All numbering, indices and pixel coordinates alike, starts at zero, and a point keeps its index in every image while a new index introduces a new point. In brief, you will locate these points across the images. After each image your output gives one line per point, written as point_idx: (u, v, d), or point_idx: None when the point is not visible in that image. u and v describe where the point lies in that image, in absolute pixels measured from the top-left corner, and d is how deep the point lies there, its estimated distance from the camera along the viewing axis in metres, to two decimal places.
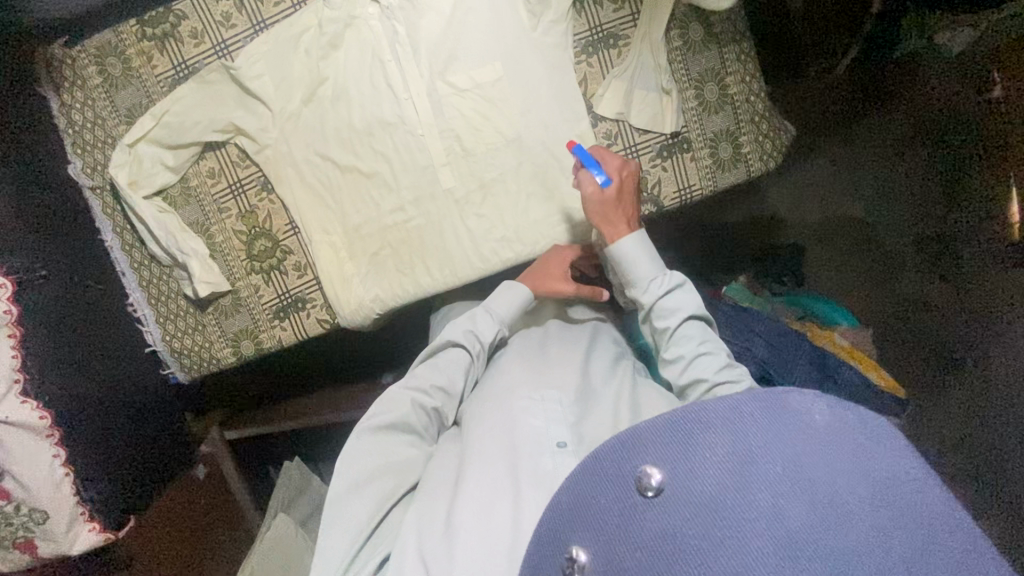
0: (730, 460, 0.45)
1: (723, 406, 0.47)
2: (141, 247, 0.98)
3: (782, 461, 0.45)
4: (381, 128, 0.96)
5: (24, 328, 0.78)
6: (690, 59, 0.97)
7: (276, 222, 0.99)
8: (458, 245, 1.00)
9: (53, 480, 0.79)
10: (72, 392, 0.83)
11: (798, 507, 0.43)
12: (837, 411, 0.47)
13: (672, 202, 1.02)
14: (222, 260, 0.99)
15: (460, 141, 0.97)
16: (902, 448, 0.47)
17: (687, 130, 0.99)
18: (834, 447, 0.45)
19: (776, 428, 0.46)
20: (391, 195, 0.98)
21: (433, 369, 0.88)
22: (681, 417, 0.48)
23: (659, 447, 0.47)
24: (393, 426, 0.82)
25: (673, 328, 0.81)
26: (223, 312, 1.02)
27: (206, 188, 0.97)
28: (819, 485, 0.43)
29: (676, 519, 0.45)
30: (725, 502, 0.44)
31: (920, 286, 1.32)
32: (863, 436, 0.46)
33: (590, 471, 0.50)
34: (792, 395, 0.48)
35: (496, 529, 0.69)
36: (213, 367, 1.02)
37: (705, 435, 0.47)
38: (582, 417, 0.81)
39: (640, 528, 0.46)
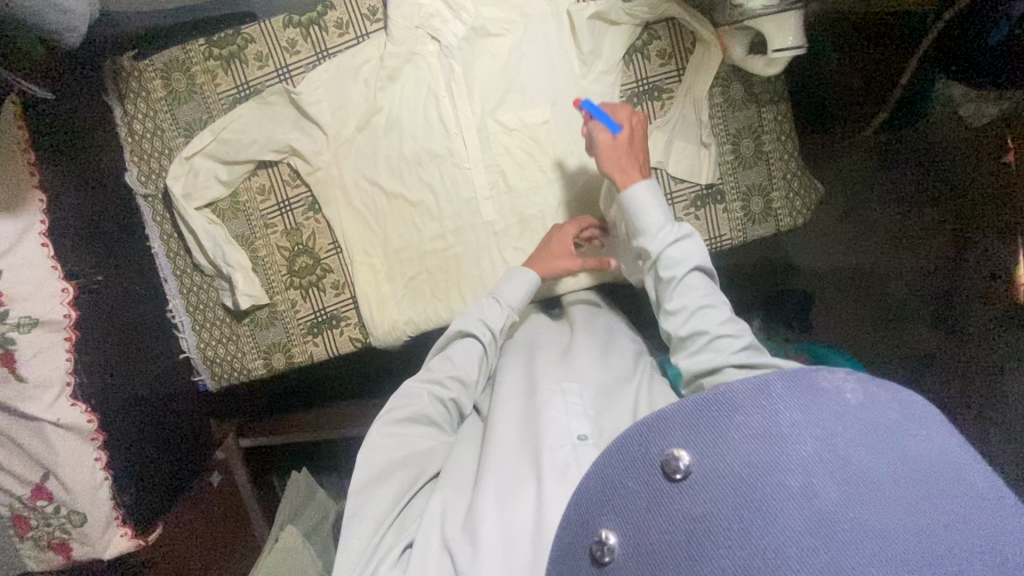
0: (758, 437, 0.48)
1: (750, 387, 0.51)
2: (185, 255, 1.00)
3: (813, 437, 0.47)
4: (430, 159, 0.99)
5: (78, 332, 0.80)
6: (729, 115, 1.01)
7: (319, 241, 1.02)
8: (494, 275, 1.03)
9: (93, 483, 0.81)
10: (113, 396, 0.85)
11: (831, 481, 0.44)
12: (872, 390, 0.50)
13: (702, 250, 1.05)
14: (263, 273, 1.02)
15: (504, 177, 1.01)
16: (939, 423, 0.49)
17: (721, 183, 1.03)
18: (866, 424, 0.47)
19: (808, 406, 0.49)
20: (433, 223, 1.01)
21: (448, 361, 0.90)
22: (708, 400, 0.51)
23: (685, 428, 0.51)
24: (413, 419, 0.86)
25: (679, 277, 0.79)
26: (258, 324, 1.04)
27: (254, 204, 1.00)
28: (851, 460, 0.45)
29: (705, 496, 0.48)
30: (754, 476, 0.47)
31: (924, 338, 1.38)
32: (897, 415, 0.48)
33: (620, 457, 0.53)
34: (824, 375, 0.50)
35: (521, 514, 0.75)
36: (243, 377, 1.04)
37: (734, 417, 0.50)
38: (601, 412, 0.85)
39: (670, 504, 0.49)
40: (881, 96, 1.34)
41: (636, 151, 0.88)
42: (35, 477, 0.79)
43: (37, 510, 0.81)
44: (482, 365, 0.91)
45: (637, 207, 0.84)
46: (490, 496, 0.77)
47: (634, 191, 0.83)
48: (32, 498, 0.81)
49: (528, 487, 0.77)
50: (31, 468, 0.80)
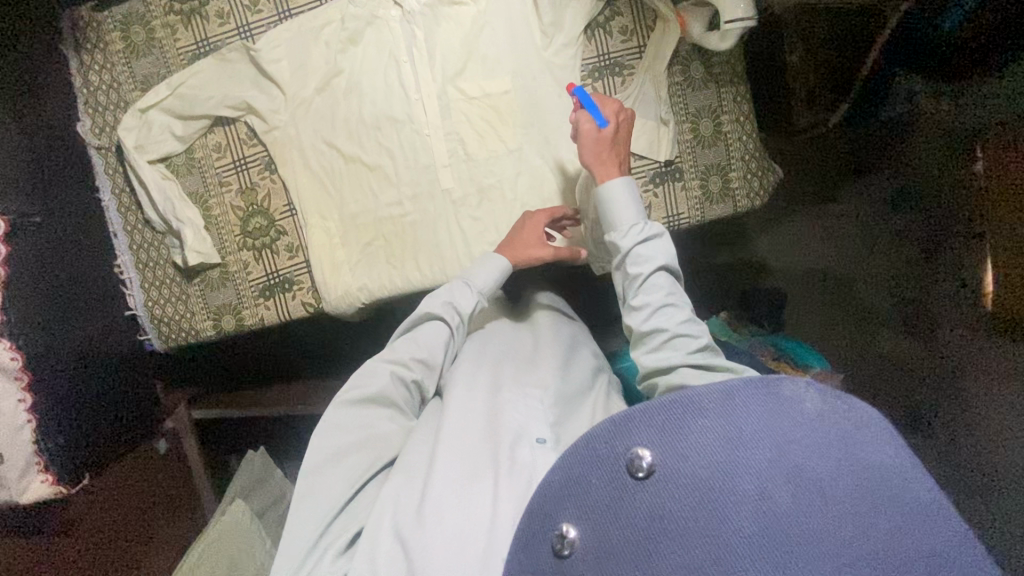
0: (720, 442, 0.53)
1: (716, 394, 0.55)
2: (137, 211, 0.99)
3: (769, 445, 0.51)
4: (390, 125, 0.99)
5: (9, 268, 0.80)
6: (689, 94, 1.03)
7: (275, 202, 1.01)
8: (450, 244, 1.03)
9: (15, 423, 0.78)
10: (43, 338, 0.83)
11: (782, 487, 0.49)
12: (829, 400, 0.54)
13: (660, 227, 1.05)
14: (215, 232, 1.00)
15: (464, 146, 1.01)
16: (887, 433, 0.54)
17: (680, 161, 1.04)
18: (818, 433, 0.52)
19: (764, 414, 0.53)
20: (390, 189, 1.01)
21: (414, 345, 0.88)
22: (675, 404, 0.55)
23: (653, 428, 0.55)
24: (371, 403, 0.83)
25: (646, 275, 0.80)
26: (208, 285, 1.02)
27: (210, 161, 0.99)
28: (802, 467, 0.50)
29: (668, 497, 0.52)
30: (713, 479, 0.51)
31: (892, 346, 1.37)
32: (852, 426, 0.53)
33: (585, 455, 0.57)
34: (786, 386, 0.55)
35: (473, 512, 0.70)
36: (190, 338, 1.02)
37: (700, 420, 0.54)
38: (562, 417, 0.83)
39: (633, 504, 0.53)
40: (845, 89, 1.37)
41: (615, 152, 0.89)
42: None
43: None
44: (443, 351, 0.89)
45: (611, 202, 0.85)
46: (441, 488, 0.73)
47: (609, 188, 0.85)
48: None
49: (483, 481, 0.73)
50: None
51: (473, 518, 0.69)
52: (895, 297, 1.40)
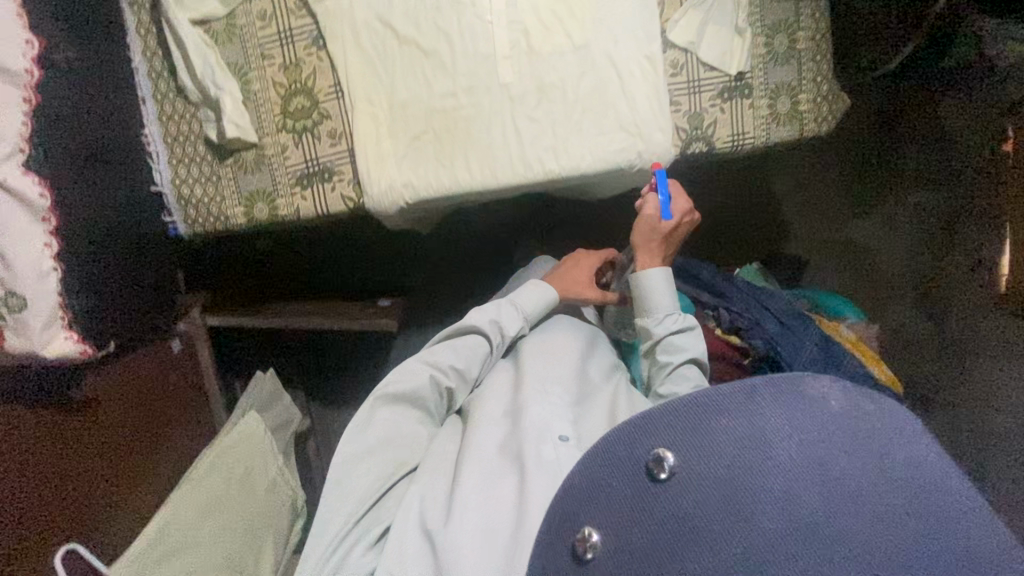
0: (742, 444, 0.53)
1: (737, 393, 0.56)
2: (170, 78, 0.93)
3: (787, 446, 0.52)
4: (451, 8, 0.93)
5: (39, 96, 0.75)
6: (766, 5, 0.98)
7: (320, 81, 0.93)
8: (504, 144, 0.96)
9: (39, 266, 0.74)
10: (73, 182, 0.79)
11: (813, 488, 0.49)
12: (854, 397, 0.55)
13: (724, 146, 1.00)
14: (254, 109, 0.93)
15: (527, 39, 0.95)
16: (916, 428, 0.54)
17: (751, 76, 0.99)
18: (841, 428, 0.52)
19: (787, 412, 0.53)
20: (445, 78, 0.94)
21: (449, 352, 0.94)
22: (689, 403, 0.57)
23: (671, 432, 0.57)
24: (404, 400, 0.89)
25: (676, 366, 0.95)
26: (242, 168, 0.95)
27: (253, 30, 0.92)
28: (827, 464, 0.50)
29: (689, 501, 0.53)
30: (731, 482, 0.52)
31: (901, 319, 1.48)
32: (878, 420, 0.53)
33: (604, 461, 0.60)
34: (811, 384, 0.55)
35: (500, 506, 0.76)
36: (219, 224, 0.95)
37: (718, 420, 0.55)
38: (582, 416, 0.88)
39: (655, 509, 0.54)
40: (898, 39, 1.41)
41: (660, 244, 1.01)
42: None
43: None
44: (472, 359, 0.95)
45: (657, 293, 0.98)
46: (470, 484, 0.78)
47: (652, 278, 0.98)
48: None
49: (509, 478, 0.79)
50: None
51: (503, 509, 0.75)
52: (911, 269, 1.49)
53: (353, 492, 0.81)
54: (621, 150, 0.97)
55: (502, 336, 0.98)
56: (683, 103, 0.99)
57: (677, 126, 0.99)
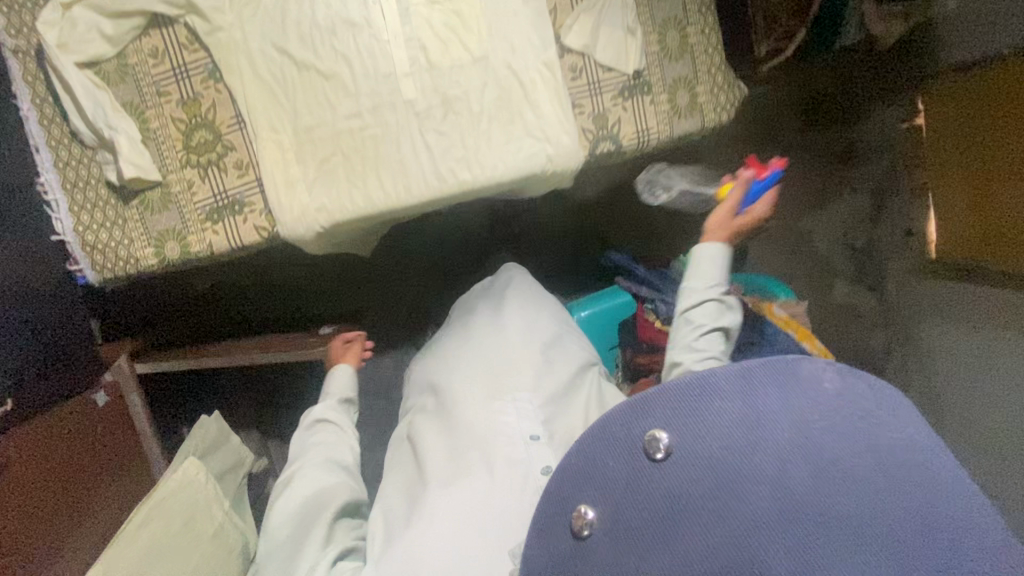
0: (737, 420, 0.52)
1: (731, 373, 0.54)
2: (62, 123, 0.89)
3: (788, 422, 0.50)
4: (345, 28, 0.92)
5: None
6: (655, 5, 1.00)
7: (220, 113, 0.92)
8: (416, 161, 0.97)
9: None
10: None
11: (799, 465, 0.48)
12: (850, 379, 0.53)
13: (631, 144, 1.03)
14: (155, 148, 0.91)
15: (426, 54, 0.96)
16: (909, 418, 0.51)
17: (650, 73, 1.02)
18: (847, 413, 0.51)
19: (786, 393, 0.52)
20: (348, 100, 0.95)
21: (334, 424, 0.99)
22: (690, 384, 0.54)
23: (671, 408, 0.54)
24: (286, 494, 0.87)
25: (704, 330, 0.87)
26: (149, 208, 0.93)
27: (146, 68, 0.89)
28: (825, 449, 0.48)
29: (685, 475, 0.51)
30: (728, 457, 0.50)
31: (860, 302, 1.49)
32: (874, 408, 0.51)
33: (600, 439, 0.56)
34: (805, 364, 0.54)
35: (483, 510, 0.74)
36: (130, 268, 0.93)
37: (716, 400, 0.53)
38: (552, 413, 0.86)
39: (642, 482, 0.52)
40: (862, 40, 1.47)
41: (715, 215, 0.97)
42: None
43: None
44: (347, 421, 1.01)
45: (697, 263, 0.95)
46: (438, 494, 0.77)
47: (707, 247, 0.93)
48: None
49: (483, 477, 0.78)
50: None
51: (472, 512, 0.74)
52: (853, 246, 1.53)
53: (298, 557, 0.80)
54: (532, 153, 0.99)
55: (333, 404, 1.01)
56: (587, 105, 1.01)
57: (583, 127, 1.02)
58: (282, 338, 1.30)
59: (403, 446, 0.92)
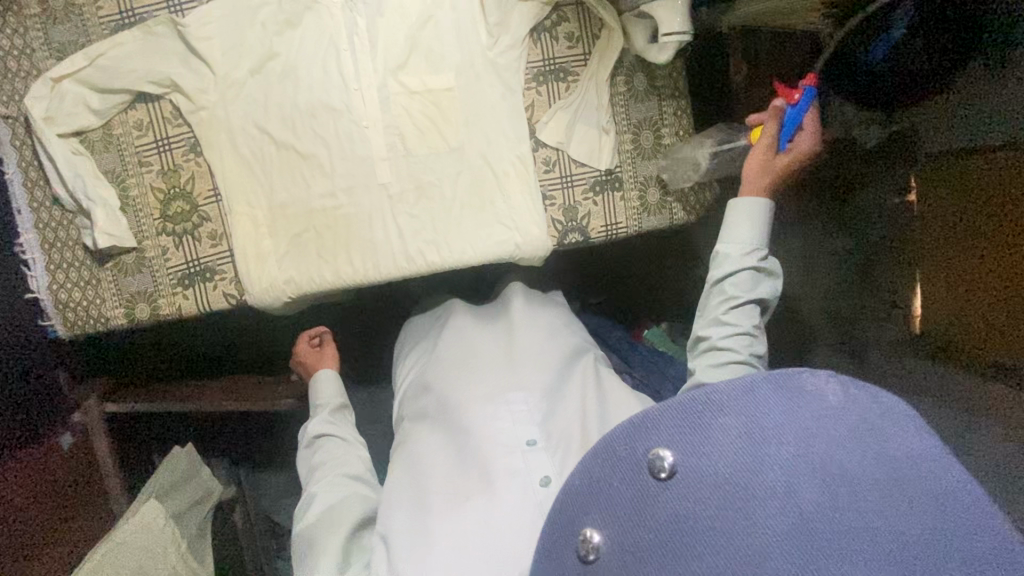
0: (741, 440, 0.46)
1: (735, 387, 0.47)
2: (46, 186, 0.93)
3: (795, 440, 0.45)
4: (326, 113, 0.96)
5: None
6: (631, 105, 1.03)
7: (199, 185, 0.95)
8: (385, 240, 1.00)
9: None
10: None
11: (810, 487, 0.42)
12: (852, 391, 0.47)
13: (599, 236, 1.06)
14: (133, 215, 0.95)
15: (403, 141, 0.99)
16: (913, 421, 0.47)
17: (621, 171, 1.05)
18: (849, 427, 0.45)
19: (790, 407, 0.46)
20: (324, 180, 0.98)
21: (341, 439, 0.97)
22: (690, 400, 0.48)
23: (672, 428, 0.48)
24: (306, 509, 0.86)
25: (740, 301, 0.83)
26: (123, 271, 0.96)
27: (130, 139, 0.93)
28: (835, 468, 0.43)
29: (690, 499, 0.45)
30: (737, 480, 0.44)
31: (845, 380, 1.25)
32: (877, 418, 0.46)
33: (604, 457, 0.50)
34: (807, 376, 0.48)
35: (484, 522, 0.75)
36: (99, 327, 0.96)
37: (717, 418, 0.47)
38: (549, 412, 0.86)
39: (649, 505, 0.47)
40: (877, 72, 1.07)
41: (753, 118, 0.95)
42: None
43: None
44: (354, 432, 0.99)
45: (739, 222, 0.87)
46: (443, 518, 0.78)
47: (751, 201, 0.87)
48: None
49: (485, 489, 0.79)
50: None
51: (479, 531, 0.75)
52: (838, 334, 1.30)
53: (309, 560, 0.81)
54: (500, 241, 1.01)
55: (336, 424, 0.99)
56: (558, 197, 1.04)
57: (552, 218, 1.04)
58: (247, 386, 1.25)
59: (401, 450, 0.90)
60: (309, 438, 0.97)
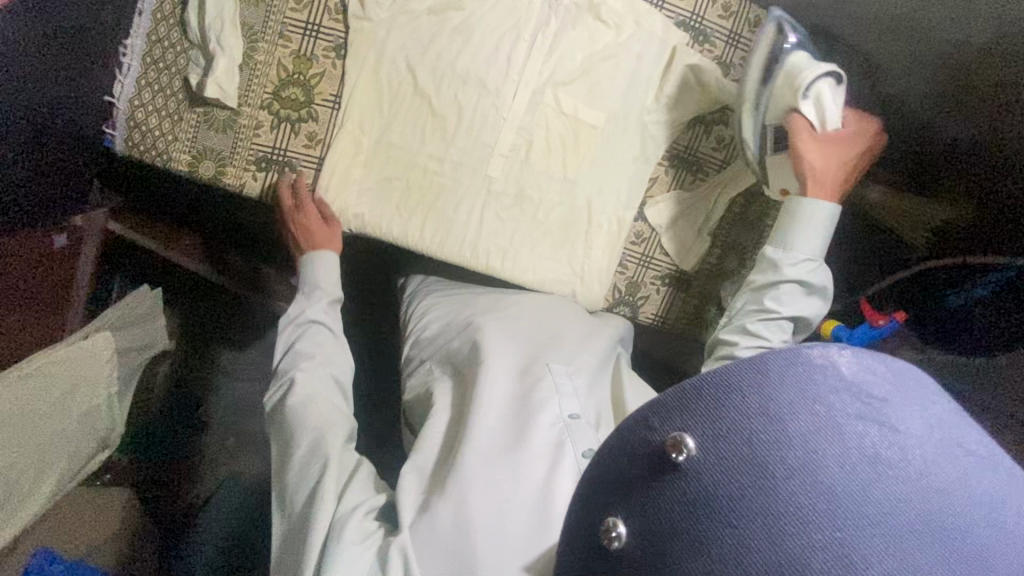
0: (757, 418, 0.41)
1: (741, 365, 0.43)
2: (177, 4, 0.87)
3: (814, 416, 0.40)
4: (475, 85, 0.94)
5: None
6: (735, 227, 1.06)
7: (324, 85, 0.92)
8: (463, 225, 0.99)
9: None
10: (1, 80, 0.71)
11: (833, 460, 0.39)
12: (866, 362, 0.42)
13: (645, 320, 1.08)
14: (247, 76, 0.90)
15: (528, 148, 0.98)
16: (924, 388, 0.43)
17: (694, 276, 1.07)
18: (863, 398, 0.40)
19: (800, 383, 0.42)
20: (440, 143, 0.96)
21: (331, 337, 0.89)
22: (700, 384, 0.44)
23: (688, 405, 0.44)
24: (286, 437, 0.77)
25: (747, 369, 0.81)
26: (208, 122, 0.91)
27: (283, 7, 0.89)
28: (868, 446, 0.38)
29: (717, 477, 0.41)
30: (763, 455, 0.40)
31: None
32: (893, 388, 0.41)
33: (625, 445, 0.47)
34: (809, 350, 0.43)
35: (506, 471, 0.71)
36: (158, 162, 0.91)
37: (730, 395, 0.43)
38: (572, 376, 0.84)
39: (667, 492, 0.43)
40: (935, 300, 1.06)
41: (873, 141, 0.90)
42: None
43: None
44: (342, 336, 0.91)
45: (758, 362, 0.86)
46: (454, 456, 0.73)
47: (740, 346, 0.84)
48: None
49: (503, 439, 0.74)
50: None
51: (506, 481, 0.70)
52: None
53: (296, 463, 0.74)
54: (560, 280, 1.02)
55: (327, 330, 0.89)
56: (630, 269, 1.06)
57: (615, 284, 1.06)
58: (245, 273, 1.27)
59: (422, 387, 0.88)
60: (291, 330, 0.89)
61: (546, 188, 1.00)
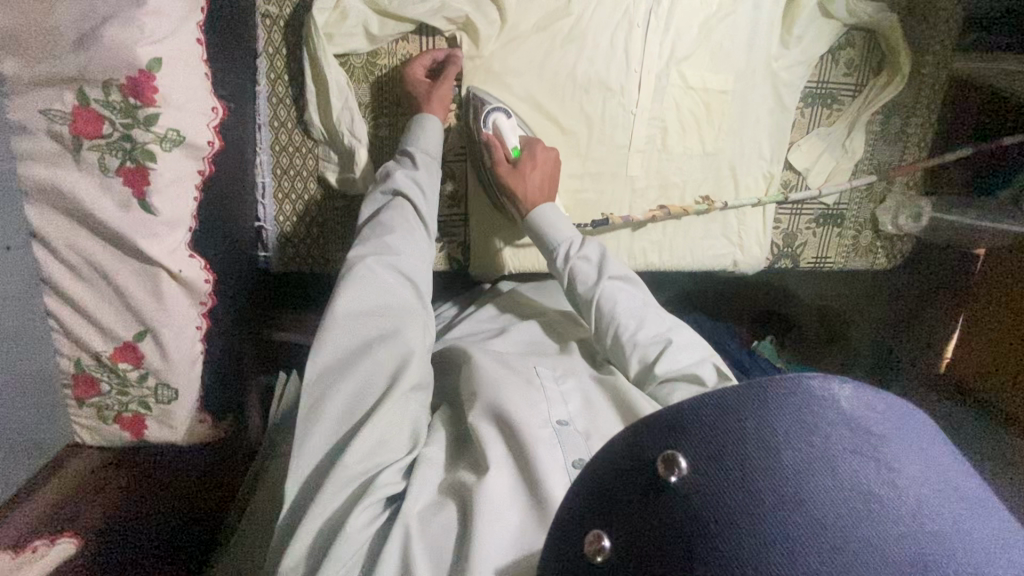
0: (762, 452, 0.32)
1: (740, 393, 0.35)
2: (290, 105, 0.83)
3: (822, 453, 0.32)
4: (600, 89, 0.90)
5: (213, 169, 0.58)
6: (878, 147, 1.02)
7: (451, 138, 0.89)
8: (616, 231, 0.97)
9: (192, 354, 0.60)
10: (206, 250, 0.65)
11: (832, 490, 0.30)
12: (867, 398, 0.34)
13: (807, 266, 1.06)
14: (379, 154, 0.86)
15: (664, 136, 0.94)
16: (927, 428, 0.35)
17: (846, 208, 1.04)
18: (871, 436, 0.32)
19: (797, 417, 0.33)
20: (576, 158, 0.92)
21: (402, 241, 0.69)
22: (691, 417, 0.35)
23: (697, 440, 0.34)
24: (345, 365, 0.59)
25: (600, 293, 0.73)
26: (351, 213, 0.88)
27: (394, 73, 0.84)
28: (899, 497, 0.30)
29: (709, 505, 0.32)
30: (746, 486, 0.31)
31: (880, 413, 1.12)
32: (901, 428, 0.33)
33: (623, 462, 0.36)
34: (809, 379, 0.35)
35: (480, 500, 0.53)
36: (316, 267, 0.89)
37: (722, 432, 0.33)
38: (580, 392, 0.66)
39: (664, 515, 0.33)
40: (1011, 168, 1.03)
41: (545, 177, 0.83)
42: (127, 331, 0.56)
43: (113, 371, 0.58)
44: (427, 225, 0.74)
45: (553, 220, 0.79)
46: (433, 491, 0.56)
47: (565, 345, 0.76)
48: (110, 360, 0.57)
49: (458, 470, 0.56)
50: (121, 318, 0.56)
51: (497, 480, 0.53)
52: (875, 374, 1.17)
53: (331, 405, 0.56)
54: (720, 254, 1.01)
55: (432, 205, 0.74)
56: (784, 221, 1.04)
57: (773, 241, 1.04)
58: None
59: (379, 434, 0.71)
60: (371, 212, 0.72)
61: (688, 169, 0.96)
